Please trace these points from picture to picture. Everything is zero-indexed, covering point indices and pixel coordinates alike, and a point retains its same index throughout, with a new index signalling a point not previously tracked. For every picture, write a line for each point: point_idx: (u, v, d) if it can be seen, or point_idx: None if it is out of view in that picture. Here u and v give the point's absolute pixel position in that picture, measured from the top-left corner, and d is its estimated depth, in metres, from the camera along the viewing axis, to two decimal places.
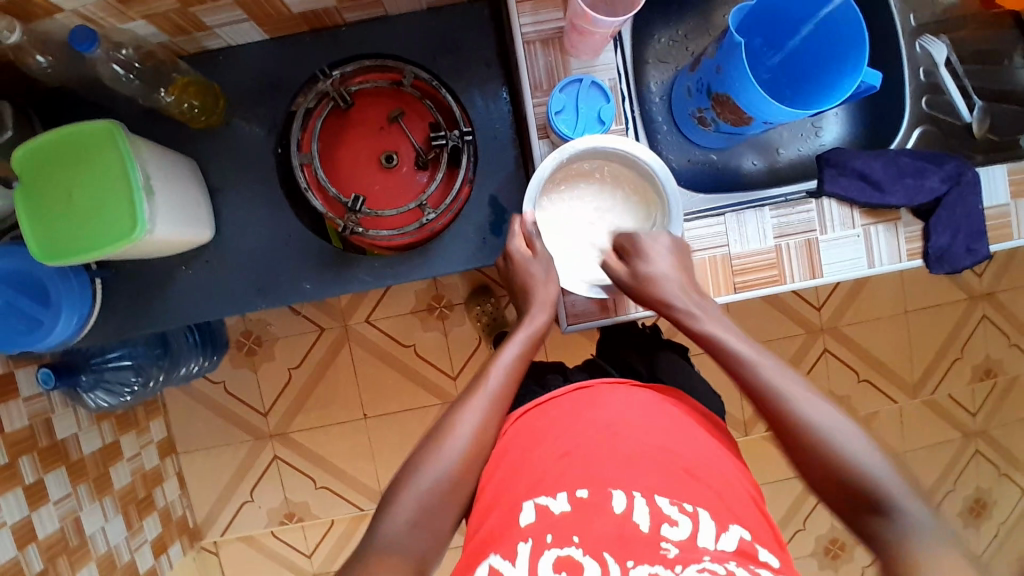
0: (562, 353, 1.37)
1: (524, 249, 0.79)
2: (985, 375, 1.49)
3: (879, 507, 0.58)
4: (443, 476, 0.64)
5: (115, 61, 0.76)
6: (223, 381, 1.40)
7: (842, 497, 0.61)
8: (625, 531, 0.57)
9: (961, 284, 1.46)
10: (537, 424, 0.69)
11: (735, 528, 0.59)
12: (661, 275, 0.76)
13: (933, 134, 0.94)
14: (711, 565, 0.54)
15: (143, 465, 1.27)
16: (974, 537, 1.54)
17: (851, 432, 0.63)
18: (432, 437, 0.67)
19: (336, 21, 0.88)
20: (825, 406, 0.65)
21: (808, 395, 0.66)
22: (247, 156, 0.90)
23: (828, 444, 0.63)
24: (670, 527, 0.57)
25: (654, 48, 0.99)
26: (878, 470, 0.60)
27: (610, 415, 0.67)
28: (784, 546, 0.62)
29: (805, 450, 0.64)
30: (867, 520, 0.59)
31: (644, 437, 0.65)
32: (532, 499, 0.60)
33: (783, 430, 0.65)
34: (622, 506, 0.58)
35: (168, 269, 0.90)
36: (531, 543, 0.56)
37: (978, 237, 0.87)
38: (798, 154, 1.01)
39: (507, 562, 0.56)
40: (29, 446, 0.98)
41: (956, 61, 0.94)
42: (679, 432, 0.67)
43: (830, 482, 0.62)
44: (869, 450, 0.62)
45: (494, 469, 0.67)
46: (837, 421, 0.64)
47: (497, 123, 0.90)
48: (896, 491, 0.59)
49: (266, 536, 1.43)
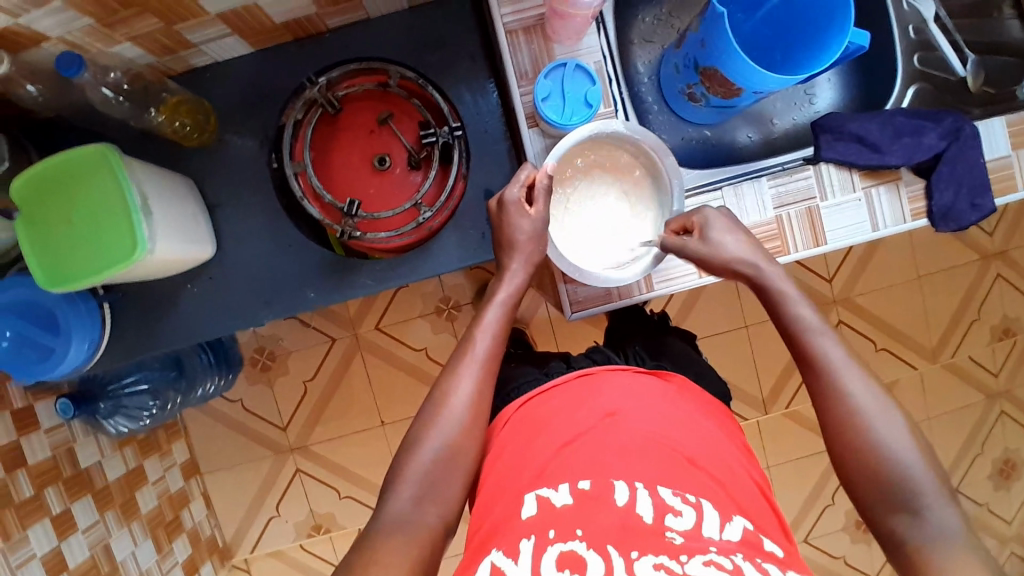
0: (573, 344, 1.37)
1: (521, 200, 0.77)
2: (1004, 335, 1.47)
3: (908, 504, 0.58)
4: (443, 447, 0.66)
5: (104, 86, 0.77)
6: (240, 398, 1.41)
7: (875, 491, 0.60)
8: (628, 523, 0.56)
9: (973, 244, 1.44)
10: (539, 416, 0.68)
11: (739, 517, 0.58)
12: (727, 247, 0.75)
13: (927, 92, 0.93)
14: (717, 557, 0.53)
15: (169, 487, 1.28)
16: (1007, 501, 1.51)
17: (891, 420, 0.61)
18: (425, 411, 0.68)
19: (318, 28, 0.88)
20: (864, 383, 0.64)
21: (861, 374, 0.64)
22: (242, 170, 0.91)
23: (867, 432, 0.61)
24: (674, 517, 0.56)
25: (638, 28, 0.99)
26: (912, 465, 0.59)
27: (612, 401, 0.67)
28: (790, 537, 0.62)
29: (841, 436, 0.62)
30: (894, 517, 0.59)
31: (648, 425, 0.64)
32: (532, 492, 0.60)
33: (828, 415, 0.64)
34: (625, 498, 0.57)
35: (173, 289, 0.91)
36: (534, 540, 0.55)
37: (982, 191, 0.85)
38: (793, 123, 1.00)
39: (510, 559, 0.54)
40: (54, 476, 0.99)
41: (945, 15, 0.92)
42: (680, 416, 0.67)
43: (866, 480, 0.60)
44: (904, 442, 0.60)
45: (493, 465, 0.67)
46: (880, 411, 0.62)
47: (486, 116, 0.91)
48: (929, 492, 0.58)
49: (294, 550, 1.43)
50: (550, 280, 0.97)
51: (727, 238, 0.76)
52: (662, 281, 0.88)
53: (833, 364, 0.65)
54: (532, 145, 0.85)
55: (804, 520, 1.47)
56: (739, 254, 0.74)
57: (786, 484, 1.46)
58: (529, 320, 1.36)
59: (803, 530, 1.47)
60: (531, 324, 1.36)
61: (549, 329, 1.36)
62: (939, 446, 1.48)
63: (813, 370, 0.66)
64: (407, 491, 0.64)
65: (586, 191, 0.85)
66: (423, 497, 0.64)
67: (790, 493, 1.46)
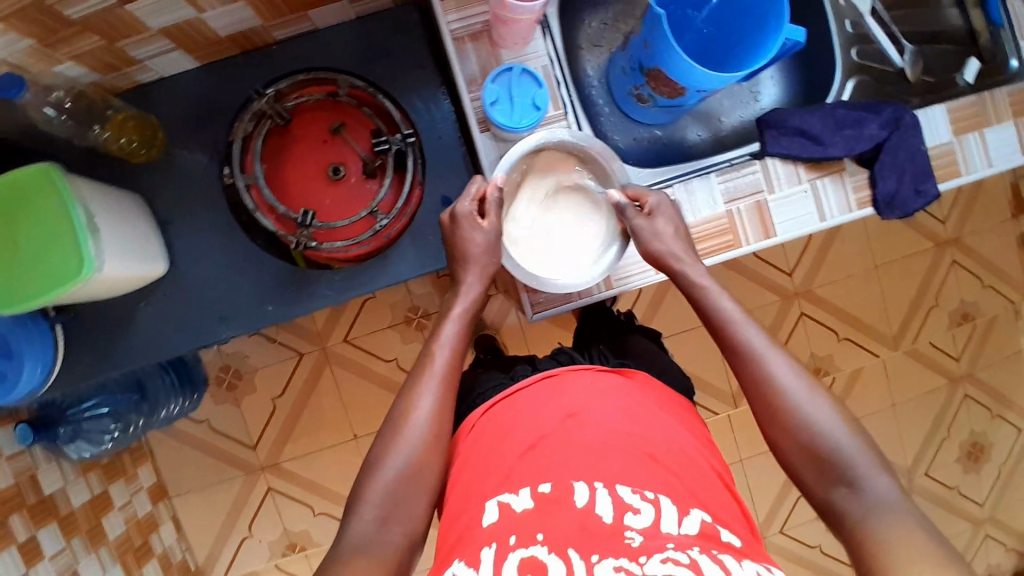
0: (542, 348, 1.37)
1: (474, 213, 0.79)
2: (963, 319, 1.51)
3: (844, 478, 0.59)
4: (406, 464, 0.66)
5: (47, 105, 0.76)
6: (207, 419, 1.38)
7: (811, 470, 0.61)
8: (588, 524, 0.56)
9: (928, 233, 1.48)
10: (501, 421, 0.68)
11: (697, 511, 0.58)
12: (660, 235, 0.77)
13: (866, 83, 0.96)
14: (674, 553, 0.52)
15: (136, 513, 1.25)
16: (975, 480, 1.55)
17: (816, 398, 0.63)
18: (387, 429, 0.68)
19: (266, 40, 0.88)
20: (787, 366, 0.65)
21: (784, 357, 0.66)
22: (195, 186, 0.90)
23: (796, 413, 0.62)
24: (633, 516, 0.56)
25: (585, 32, 1.00)
26: (840, 438, 0.61)
27: (572, 401, 0.67)
28: (756, 532, 0.62)
29: (775, 421, 0.64)
30: (833, 491, 0.60)
31: (605, 422, 0.65)
32: (495, 498, 0.60)
33: (760, 403, 0.65)
34: (585, 498, 0.58)
35: (126, 310, 0.89)
36: (495, 547, 0.55)
37: (925, 178, 0.88)
38: (740, 120, 1.03)
39: (471, 569, 0.54)
40: (19, 503, 0.96)
41: (881, 9, 0.97)
42: (638, 412, 0.67)
43: (801, 458, 0.62)
44: (833, 420, 0.62)
45: (457, 477, 0.66)
46: (806, 391, 0.63)
47: (439, 122, 0.91)
48: (860, 463, 0.59)
49: (270, 570, 1.41)
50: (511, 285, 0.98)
51: (665, 224, 0.78)
52: (618, 280, 0.89)
53: (757, 350, 0.66)
54: (485, 149, 0.86)
55: (779, 512, 1.49)
56: (670, 239, 0.77)
57: (760, 476, 1.47)
58: (498, 326, 1.36)
59: (778, 522, 1.49)
60: (500, 329, 1.36)
61: (518, 333, 1.36)
62: (905, 431, 1.51)
63: (737, 357, 0.67)
64: (369, 512, 0.63)
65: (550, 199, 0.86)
66: (389, 514, 0.64)
67: (764, 486, 1.48)
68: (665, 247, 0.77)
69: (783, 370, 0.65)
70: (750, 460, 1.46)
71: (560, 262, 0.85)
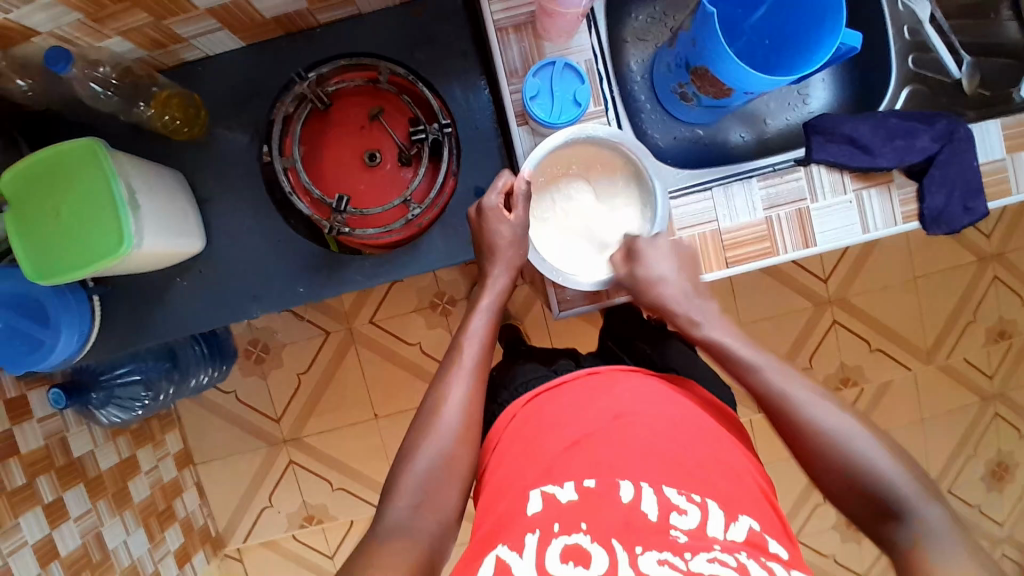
0: (566, 342, 1.37)
1: (500, 207, 0.79)
2: (1000, 337, 1.47)
3: (894, 513, 0.58)
4: (437, 459, 0.65)
5: (93, 80, 0.77)
6: (234, 390, 1.41)
7: (860, 506, 0.61)
8: (631, 519, 0.55)
9: (970, 246, 1.43)
10: (545, 412, 0.67)
11: (744, 517, 0.57)
12: (661, 278, 0.79)
13: (921, 94, 0.92)
14: (722, 555, 0.52)
15: (162, 477, 1.29)
16: (999, 503, 1.52)
17: (856, 431, 0.63)
18: (419, 420, 0.68)
19: (309, 23, 0.88)
20: (826, 407, 0.65)
21: (815, 396, 0.66)
22: (233, 165, 0.91)
23: (838, 449, 0.62)
24: (679, 516, 0.55)
25: (631, 26, 0.98)
26: (878, 462, 0.60)
27: (622, 400, 0.66)
28: (795, 542, 0.60)
29: (816, 462, 0.63)
30: (884, 525, 0.59)
31: (654, 425, 0.63)
32: (538, 488, 0.59)
33: (794, 440, 0.65)
34: (630, 494, 0.56)
35: (161, 283, 0.91)
36: (538, 534, 0.54)
37: (975, 195, 0.85)
38: (786, 124, 1.00)
39: (515, 554, 0.53)
40: (47, 465, 1.00)
41: (941, 17, 0.92)
42: (686, 419, 0.65)
43: (847, 494, 0.61)
44: (877, 449, 0.61)
45: (497, 465, 0.66)
46: (843, 421, 0.63)
47: (477, 112, 0.90)
48: (907, 494, 0.58)
49: (287, 540, 1.44)
50: (538, 281, 0.98)
51: (659, 257, 0.80)
52: None
53: (788, 396, 0.66)
54: (521, 143, 0.85)
55: (794, 519, 1.47)
56: (671, 272, 0.79)
57: (778, 482, 1.46)
58: (524, 317, 1.36)
59: (794, 529, 1.48)
60: (526, 319, 1.35)
61: (543, 325, 1.36)
62: (931, 447, 1.48)
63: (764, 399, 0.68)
64: (403, 498, 0.63)
65: (564, 188, 0.86)
66: (421, 503, 0.63)
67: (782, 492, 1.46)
68: (667, 290, 0.78)
69: (820, 409, 0.65)
70: (769, 466, 1.45)
71: (584, 259, 0.85)
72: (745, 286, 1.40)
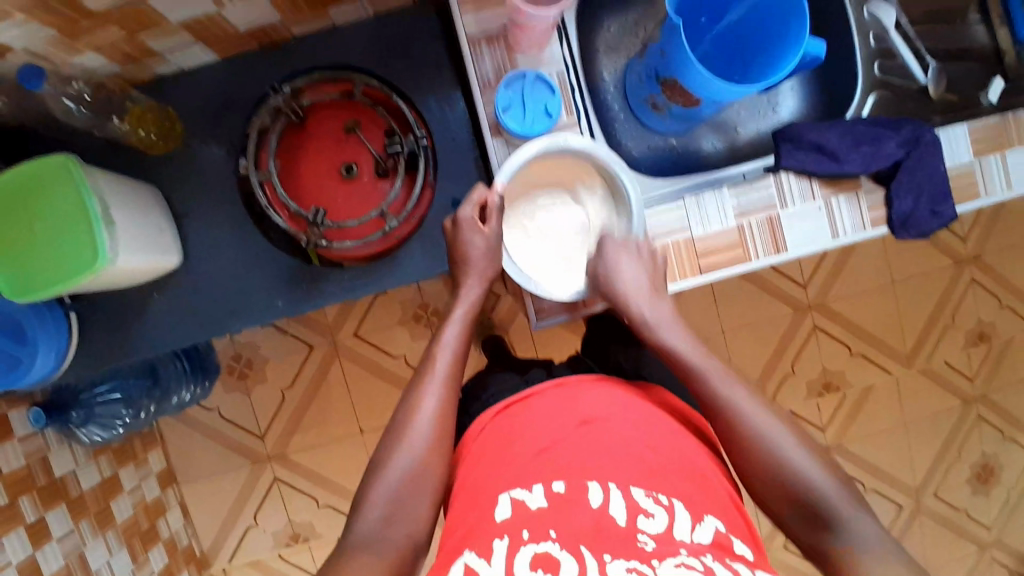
0: (549, 352, 1.37)
1: (475, 218, 0.80)
2: (979, 339, 1.48)
3: (829, 523, 0.60)
4: (411, 466, 0.65)
5: (66, 96, 0.78)
6: (218, 406, 1.40)
7: (793, 515, 0.63)
8: (602, 524, 0.55)
9: (947, 250, 1.45)
10: (510, 424, 0.67)
11: (710, 518, 0.58)
12: (624, 273, 0.80)
13: (887, 99, 0.94)
14: (688, 559, 0.52)
15: (144, 496, 1.27)
16: (984, 505, 1.52)
17: (788, 438, 0.65)
18: (394, 428, 0.68)
19: (283, 36, 0.89)
20: (768, 415, 0.66)
21: (753, 400, 0.67)
22: (210, 180, 0.91)
23: (771, 451, 0.64)
24: (646, 519, 0.55)
25: (603, 37, 1.00)
26: (808, 470, 0.62)
27: (589, 409, 0.66)
28: (761, 546, 0.60)
29: (753, 473, 0.65)
30: (818, 535, 0.61)
31: (620, 433, 0.63)
32: (508, 492, 0.59)
33: (733, 443, 0.66)
34: (598, 500, 0.57)
35: (138, 299, 0.91)
36: (507, 540, 0.54)
37: (942, 200, 0.87)
38: (757, 132, 1.02)
39: (484, 561, 0.53)
40: (28, 486, 0.98)
41: (906, 23, 0.94)
42: (651, 426, 0.66)
43: (775, 497, 0.63)
44: (810, 461, 0.63)
45: (465, 475, 0.65)
46: (777, 428, 0.65)
47: (453, 126, 0.92)
48: (839, 503, 0.60)
49: (273, 558, 1.43)
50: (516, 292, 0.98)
51: (624, 256, 0.81)
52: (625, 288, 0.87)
53: (728, 399, 0.68)
54: (496, 155, 0.86)
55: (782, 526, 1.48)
56: (636, 277, 0.80)
57: None
58: (507, 327, 1.36)
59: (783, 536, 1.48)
60: (509, 330, 1.36)
61: (526, 335, 1.36)
62: (916, 450, 1.49)
63: (711, 406, 0.68)
64: (382, 507, 0.63)
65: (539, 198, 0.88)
66: (397, 513, 0.63)
67: None
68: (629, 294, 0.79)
69: (756, 412, 0.66)
70: None
71: (554, 269, 0.86)
72: (726, 293, 1.41)
